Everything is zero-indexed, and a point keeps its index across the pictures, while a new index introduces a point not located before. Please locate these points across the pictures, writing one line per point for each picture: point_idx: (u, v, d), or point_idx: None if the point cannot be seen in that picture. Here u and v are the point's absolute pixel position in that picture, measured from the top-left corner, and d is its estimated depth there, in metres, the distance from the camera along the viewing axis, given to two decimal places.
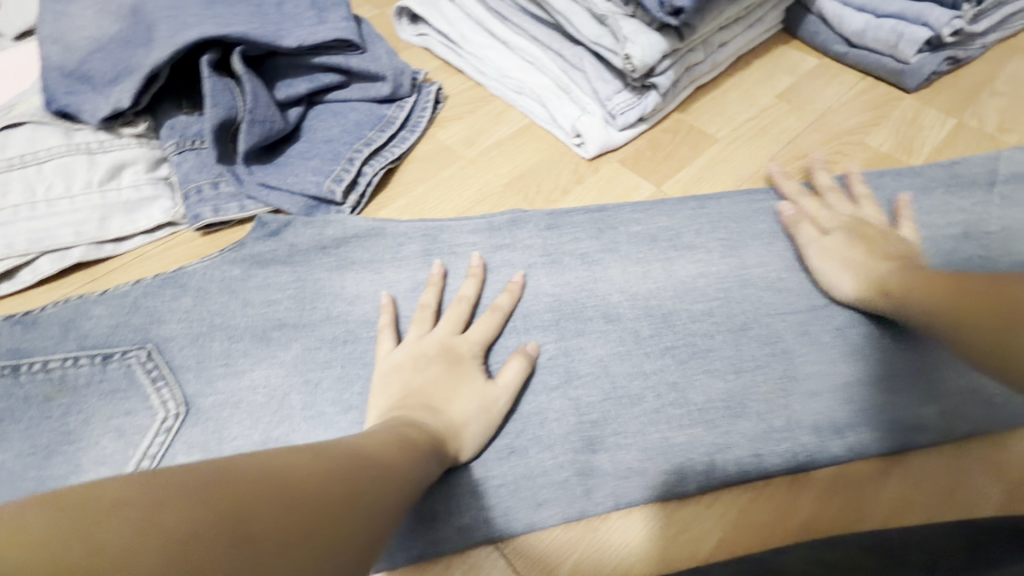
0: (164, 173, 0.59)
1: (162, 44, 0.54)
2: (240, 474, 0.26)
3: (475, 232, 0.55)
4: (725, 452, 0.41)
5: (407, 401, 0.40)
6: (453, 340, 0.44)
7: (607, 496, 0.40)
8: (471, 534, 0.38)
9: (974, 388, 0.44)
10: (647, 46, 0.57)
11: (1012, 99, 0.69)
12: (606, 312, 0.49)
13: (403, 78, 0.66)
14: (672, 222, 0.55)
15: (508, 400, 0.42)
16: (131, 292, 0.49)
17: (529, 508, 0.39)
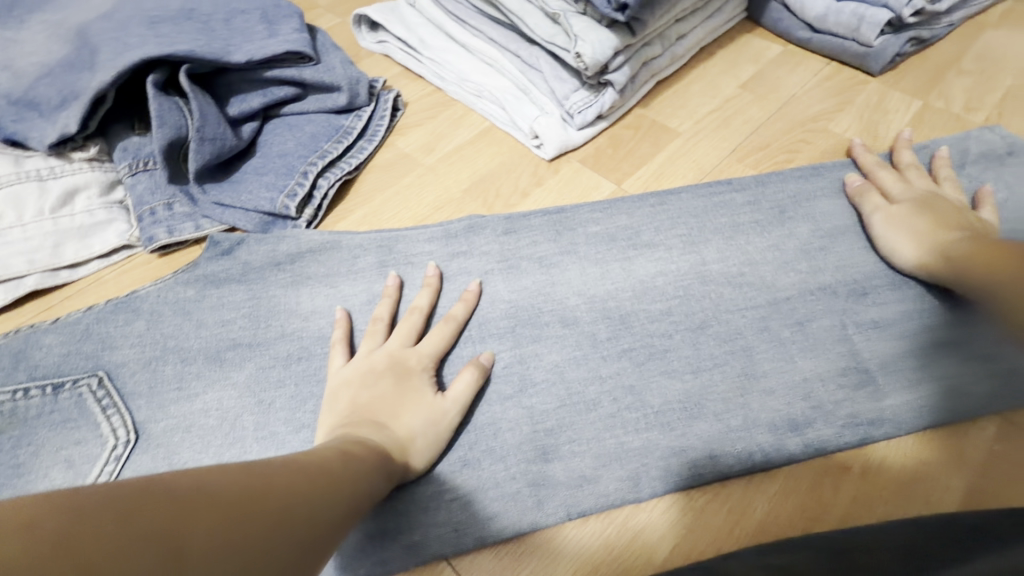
0: (119, 196, 0.58)
1: (105, 67, 0.54)
2: (163, 493, 0.25)
3: (432, 241, 0.54)
4: (679, 455, 0.41)
5: (354, 417, 0.39)
6: (403, 352, 0.44)
7: (560, 506, 0.39)
8: (422, 551, 0.38)
9: (933, 379, 0.44)
10: (597, 43, 0.57)
11: (980, 78, 0.68)
12: (563, 316, 0.48)
13: (359, 88, 0.66)
14: (631, 221, 0.54)
15: (460, 410, 0.41)
16: (82, 319, 0.48)
17: (480, 522, 0.39)
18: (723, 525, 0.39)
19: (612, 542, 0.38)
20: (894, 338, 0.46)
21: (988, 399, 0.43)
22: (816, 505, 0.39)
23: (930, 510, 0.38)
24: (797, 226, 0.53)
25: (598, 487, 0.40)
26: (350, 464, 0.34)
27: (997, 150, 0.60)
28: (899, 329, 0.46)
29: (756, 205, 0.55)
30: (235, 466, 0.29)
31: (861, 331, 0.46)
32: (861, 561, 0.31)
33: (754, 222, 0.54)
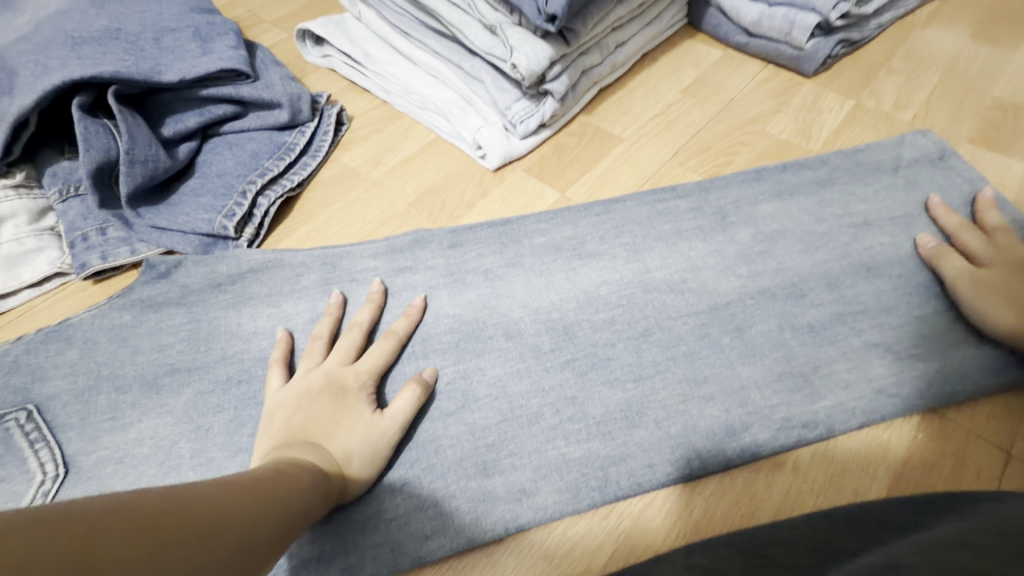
0: (50, 223, 0.57)
1: (24, 90, 0.53)
2: (91, 515, 0.23)
3: (376, 257, 0.53)
4: (620, 463, 0.41)
5: (288, 439, 0.38)
6: (341, 370, 0.43)
7: (498, 522, 0.39)
8: (358, 573, 0.37)
9: (861, 375, 0.45)
10: (532, 54, 0.57)
11: (909, 78, 0.70)
12: (508, 329, 0.48)
13: (301, 103, 0.65)
14: (576, 231, 0.55)
15: (402, 426, 0.41)
16: (9, 351, 0.47)
17: (417, 541, 0.38)
18: (661, 527, 0.39)
19: (553, 553, 0.38)
20: (828, 341, 0.47)
21: (914, 393, 0.44)
22: (750, 502, 0.40)
23: (857, 498, 0.40)
24: (738, 231, 0.55)
25: (538, 497, 0.40)
26: (281, 485, 0.33)
27: (929, 154, 0.60)
28: (832, 332, 0.48)
29: (697, 211, 0.56)
30: (164, 488, 0.27)
31: (797, 335, 0.47)
32: (779, 553, 0.32)
33: (698, 228, 0.55)
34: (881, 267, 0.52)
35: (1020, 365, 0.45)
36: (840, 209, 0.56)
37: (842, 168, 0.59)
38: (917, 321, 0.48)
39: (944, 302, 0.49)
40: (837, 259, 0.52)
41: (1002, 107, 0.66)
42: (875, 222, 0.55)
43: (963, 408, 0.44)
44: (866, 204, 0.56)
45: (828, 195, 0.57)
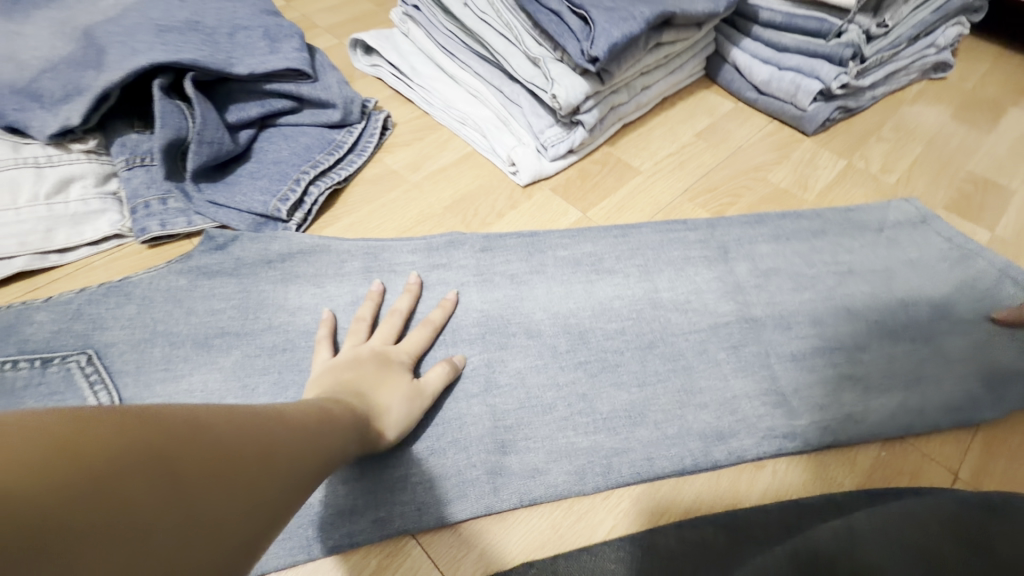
0: (114, 187, 0.61)
1: (112, 67, 0.58)
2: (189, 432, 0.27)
3: (415, 252, 0.59)
4: (622, 455, 0.46)
5: (336, 390, 0.43)
6: (385, 348, 0.48)
7: (513, 492, 0.44)
8: (387, 525, 0.42)
9: (835, 401, 0.51)
10: (571, 88, 0.64)
11: (895, 145, 0.79)
12: (529, 328, 0.54)
13: (353, 106, 0.71)
14: (596, 248, 0.61)
15: (433, 396, 0.46)
16: (74, 300, 0.51)
17: (445, 500, 0.43)
18: (654, 510, 0.45)
19: (558, 524, 0.43)
20: (807, 368, 0.54)
21: (883, 422, 0.50)
22: (735, 496, 0.46)
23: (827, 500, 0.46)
24: (738, 265, 0.61)
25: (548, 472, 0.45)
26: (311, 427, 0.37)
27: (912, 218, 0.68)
28: (811, 362, 0.54)
29: (705, 243, 0.63)
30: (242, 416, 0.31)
31: (782, 360, 0.54)
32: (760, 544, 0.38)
33: (704, 257, 0.62)
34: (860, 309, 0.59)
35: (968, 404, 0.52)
36: (831, 257, 0.63)
37: (832, 222, 0.67)
38: (889, 358, 0.55)
39: (912, 345, 0.56)
40: (824, 301, 0.59)
41: (973, 180, 0.75)
42: (857, 271, 0.62)
43: (920, 434, 0.51)
44: (851, 254, 0.63)
45: (821, 245, 0.64)
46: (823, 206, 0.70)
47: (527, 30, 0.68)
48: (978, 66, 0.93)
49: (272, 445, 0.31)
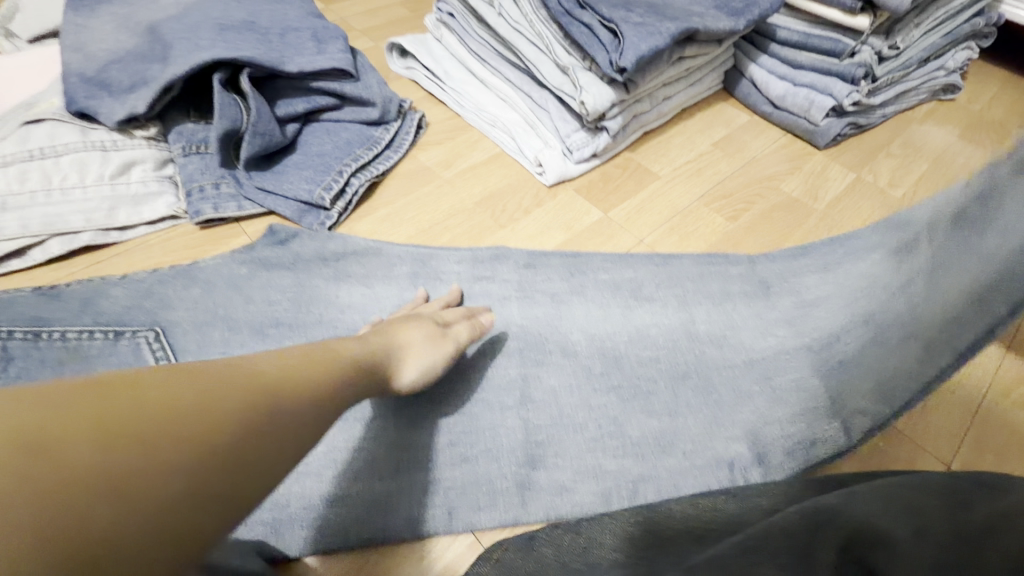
0: (170, 172, 0.66)
1: (177, 60, 0.63)
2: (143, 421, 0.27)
3: (461, 262, 0.63)
4: (648, 482, 0.48)
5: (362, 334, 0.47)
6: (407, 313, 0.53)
7: (540, 508, 0.47)
8: (419, 526, 0.46)
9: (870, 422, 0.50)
10: (598, 96, 0.68)
11: (902, 162, 0.82)
12: (565, 346, 0.57)
13: (391, 105, 0.75)
14: (636, 275, 0.64)
15: (456, 343, 0.51)
16: (146, 279, 0.56)
17: (471, 509, 0.47)
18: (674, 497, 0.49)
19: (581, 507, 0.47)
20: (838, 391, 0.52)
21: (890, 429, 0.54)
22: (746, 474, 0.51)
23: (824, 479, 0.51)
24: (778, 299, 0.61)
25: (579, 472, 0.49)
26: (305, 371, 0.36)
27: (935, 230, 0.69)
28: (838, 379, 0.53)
29: (745, 277, 0.63)
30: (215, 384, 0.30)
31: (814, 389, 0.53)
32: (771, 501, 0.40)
33: (743, 291, 0.62)
34: None
35: (967, 411, 0.56)
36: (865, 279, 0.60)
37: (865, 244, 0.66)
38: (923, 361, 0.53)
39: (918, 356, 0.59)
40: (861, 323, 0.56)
41: None
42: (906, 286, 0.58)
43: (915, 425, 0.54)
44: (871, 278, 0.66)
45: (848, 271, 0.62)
46: (834, 215, 0.74)
47: (558, 40, 0.72)
48: (987, 89, 0.96)
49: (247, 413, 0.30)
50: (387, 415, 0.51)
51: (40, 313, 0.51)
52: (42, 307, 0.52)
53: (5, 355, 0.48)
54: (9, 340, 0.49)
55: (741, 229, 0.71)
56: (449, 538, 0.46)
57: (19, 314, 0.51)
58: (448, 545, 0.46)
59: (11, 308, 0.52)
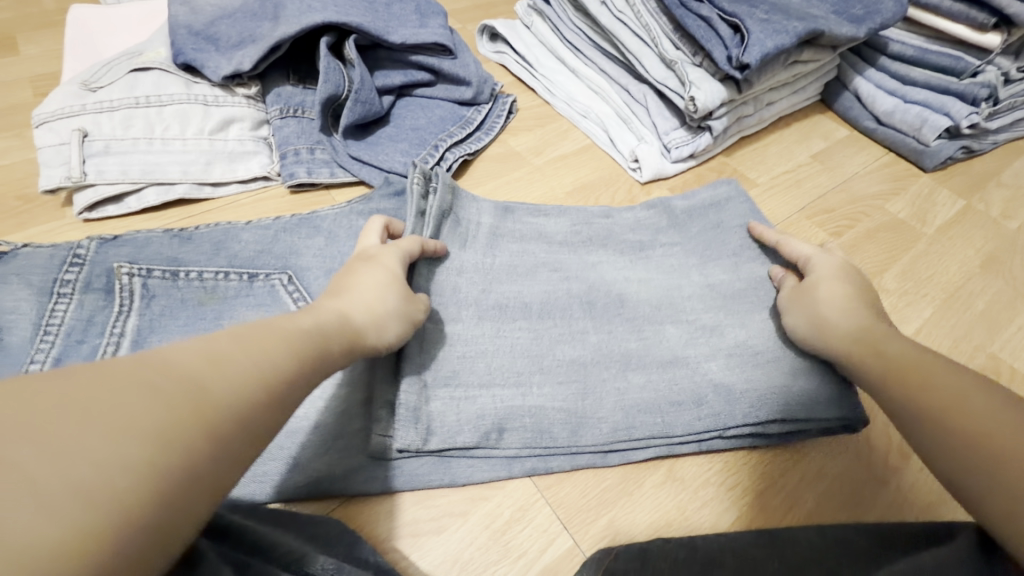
0: (265, 134, 0.65)
1: (289, 21, 0.63)
2: (139, 417, 0.24)
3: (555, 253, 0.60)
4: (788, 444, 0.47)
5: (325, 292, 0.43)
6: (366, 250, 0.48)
7: (642, 521, 0.44)
8: (513, 524, 0.44)
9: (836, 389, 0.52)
10: (710, 92, 0.65)
11: (1016, 193, 0.76)
12: None
13: (485, 87, 0.73)
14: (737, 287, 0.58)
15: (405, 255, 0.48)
16: (272, 226, 0.56)
17: (573, 515, 0.44)
18: (779, 513, 0.45)
19: (674, 519, 0.44)
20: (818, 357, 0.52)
21: None
22: (858, 507, 0.46)
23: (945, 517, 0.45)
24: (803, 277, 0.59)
25: (703, 451, 0.48)
26: (271, 334, 0.32)
27: None
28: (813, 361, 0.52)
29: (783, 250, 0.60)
30: (160, 357, 0.27)
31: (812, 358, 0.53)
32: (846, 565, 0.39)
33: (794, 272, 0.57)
34: (985, 362, 0.58)
35: None
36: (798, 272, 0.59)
37: (930, 278, 0.65)
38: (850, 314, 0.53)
39: None
40: None
41: None
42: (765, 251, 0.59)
43: None
44: (982, 315, 0.62)
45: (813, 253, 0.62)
46: (942, 241, 0.69)
47: (666, 34, 0.69)
48: None
49: (217, 363, 0.28)
50: (475, 397, 0.46)
51: (177, 254, 0.52)
52: (176, 249, 0.52)
53: (146, 292, 0.48)
54: (147, 279, 0.49)
55: (844, 247, 0.67)
56: (546, 540, 0.43)
57: (155, 254, 0.51)
58: (546, 548, 0.43)
59: (146, 248, 0.51)
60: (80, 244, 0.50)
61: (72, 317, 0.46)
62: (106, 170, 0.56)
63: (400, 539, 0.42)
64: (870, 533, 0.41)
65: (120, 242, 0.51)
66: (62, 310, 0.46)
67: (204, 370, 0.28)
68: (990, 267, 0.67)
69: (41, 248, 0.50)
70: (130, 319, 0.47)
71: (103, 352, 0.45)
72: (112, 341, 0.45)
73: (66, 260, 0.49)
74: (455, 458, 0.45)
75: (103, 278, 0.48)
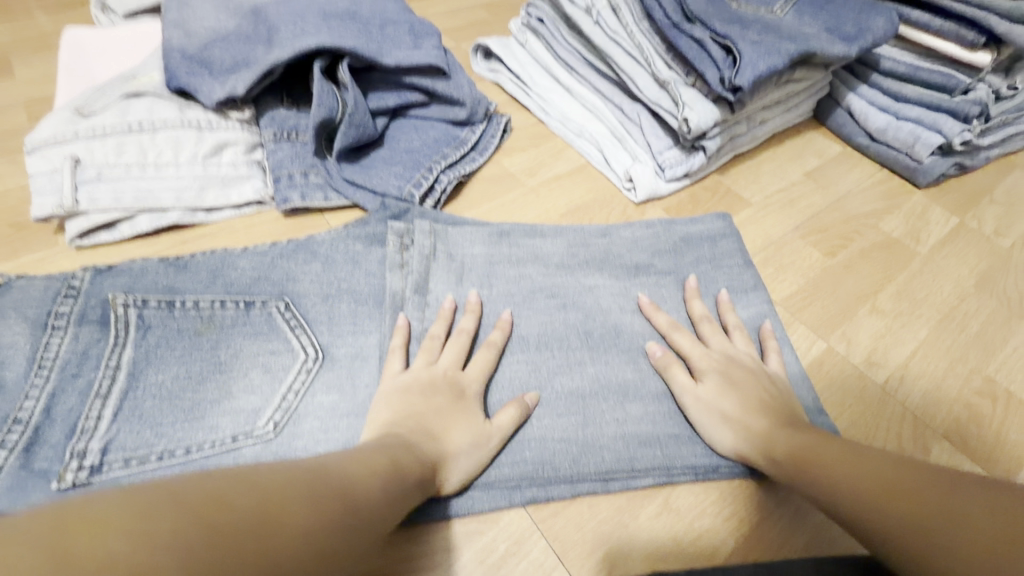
0: (259, 157, 0.65)
1: (282, 45, 0.63)
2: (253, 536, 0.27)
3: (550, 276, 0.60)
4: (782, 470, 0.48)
5: (405, 423, 0.43)
6: (456, 375, 0.48)
7: (637, 553, 0.44)
8: (508, 558, 0.43)
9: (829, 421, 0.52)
10: (703, 114, 0.65)
11: (1008, 210, 0.76)
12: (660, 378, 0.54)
13: (479, 107, 0.74)
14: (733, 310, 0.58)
15: (500, 426, 0.46)
16: (268, 252, 0.55)
17: (568, 548, 0.44)
18: (775, 544, 0.45)
19: (668, 551, 0.44)
20: (805, 386, 0.54)
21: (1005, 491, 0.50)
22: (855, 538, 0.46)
23: None
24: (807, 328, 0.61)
25: (700, 480, 0.48)
26: (364, 503, 0.34)
27: None
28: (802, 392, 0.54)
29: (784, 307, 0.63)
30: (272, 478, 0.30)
31: (802, 383, 0.54)
32: None
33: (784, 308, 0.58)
34: (980, 383, 0.58)
35: None
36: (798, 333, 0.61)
37: (924, 298, 0.65)
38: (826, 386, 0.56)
39: None
40: (771, 312, 0.57)
41: None
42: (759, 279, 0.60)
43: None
44: (976, 335, 0.62)
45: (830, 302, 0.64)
46: (936, 260, 0.69)
47: (658, 54, 0.69)
48: None
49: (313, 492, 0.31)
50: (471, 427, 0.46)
51: (172, 283, 0.51)
52: (172, 277, 0.52)
53: (141, 323, 0.48)
54: (142, 309, 0.49)
55: (838, 266, 0.67)
56: (542, 574, 0.43)
57: (151, 284, 0.51)
58: None
59: (142, 277, 0.51)
60: (74, 275, 0.50)
61: (66, 350, 0.46)
62: (97, 197, 0.56)
63: (394, 574, 0.42)
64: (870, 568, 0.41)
65: (116, 272, 0.51)
66: (57, 343, 0.46)
67: (302, 528, 0.29)
68: (983, 286, 0.67)
69: (36, 278, 0.50)
70: (125, 352, 0.46)
71: (99, 385, 0.45)
72: (107, 374, 0.45)
73: (60, 292, 0.49)
74: (454, 487, 0.45)
75: (98, 310, 0.48)
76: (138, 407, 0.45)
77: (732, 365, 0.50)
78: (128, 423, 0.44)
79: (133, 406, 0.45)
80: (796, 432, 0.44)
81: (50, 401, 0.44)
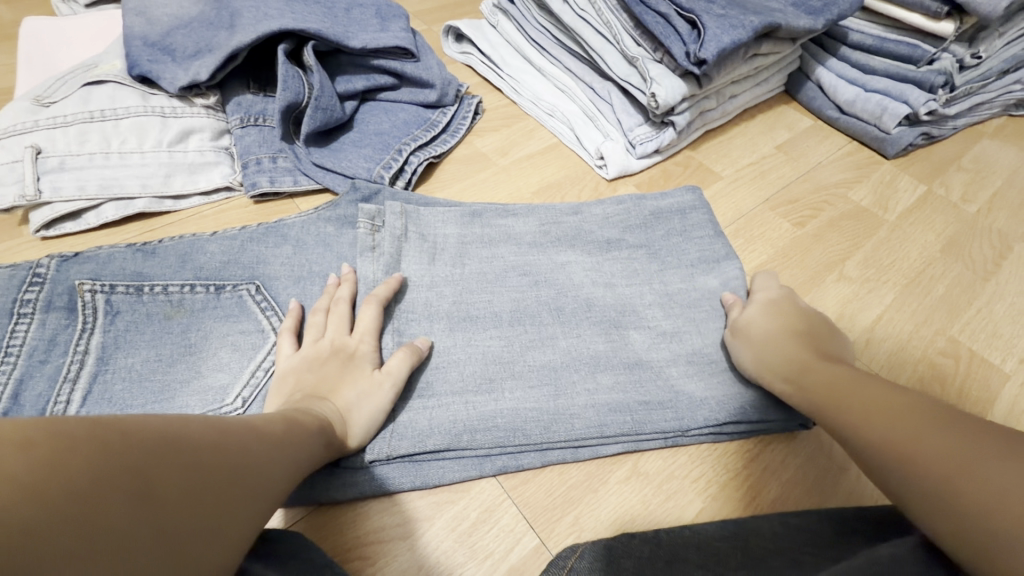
0: (226, 143, 0.65)
1: (245, 29, 0.62)
2: (196, 463, 0.29)
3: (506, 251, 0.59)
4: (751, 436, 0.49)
5: (298, 396, 0.43)
6: (345, 339, 0.47)
7: (609, 516, 0.45)
8: (481, 525, 0.44)
9: None
10: (670, 88, 0.65)
11: (975, 177, 0.77)
12: None
13: (449, 89, 0.73)
14: None
15: (393, 373, 0.45)
16: (238, 236, 0.55)
17: (539, 514, 0.45)
18: (742, 501, 0.46)
19: (637, 513, 0.45)
20: None
21: None
22: (821, 494, 0.47)
23: None
24: None
25: (671, 445, 0.48)
26: (275, 460, 0.35)
27: (996, 250, 0.68)
28: None
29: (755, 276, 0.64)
30: (216, 425, 0.33)
31: None
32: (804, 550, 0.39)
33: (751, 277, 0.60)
34: (944, 344, 0.59)
35: None
36: None
37: (891, 264, 0.66)
38: None
39: (1000, 382, 0.56)
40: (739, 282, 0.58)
41: None
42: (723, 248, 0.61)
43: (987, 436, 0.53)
44: (941, 298, 0.63)
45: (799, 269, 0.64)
46: (904, 227, 0.70)
47: (627, 31, 0.68)
48: None
49: (249, 443, 0.34)
50: (442, 400, 0.47)
51: (140, 268, 0.50)
52: (140, 262, 0.51)
53: (109, 308, 0.48)
54: (111, 295, 0.48)
55: (808, 236, 0.68)
56: (514, 540, 0.43)
57: (118, 269, 0.50)
58: (512, 547, 0.43)
59: (110, 264, 0.50)
60: (41, 262, 0.48)
61: (33, 336, 0.45)
62: (61, 186, 0.55)
63: (367, 546, 0.42)
64: (833, 522, 0.42)
65: (82, 259, 0.49)
66: (23, 330, 0.45)
67: (235, 465, 0.31)
68: (950, 251, 0.68)
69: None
70: (94, 337, 0.47)
71: (68, 369, 0.45)
72: (76, 359, 0.45)
73: (25, 280, 0.47)
74: (426, 460, 0.45)
75: (64, 296, 0.47)
76: (108, 390, 0.45)
77: (781, 306, 0.53)
78: (97, 408, 0.44)
79: (102, 391, 0.45)
80: (822, 368, 0.45)
81: (18, 386, 0.43)
